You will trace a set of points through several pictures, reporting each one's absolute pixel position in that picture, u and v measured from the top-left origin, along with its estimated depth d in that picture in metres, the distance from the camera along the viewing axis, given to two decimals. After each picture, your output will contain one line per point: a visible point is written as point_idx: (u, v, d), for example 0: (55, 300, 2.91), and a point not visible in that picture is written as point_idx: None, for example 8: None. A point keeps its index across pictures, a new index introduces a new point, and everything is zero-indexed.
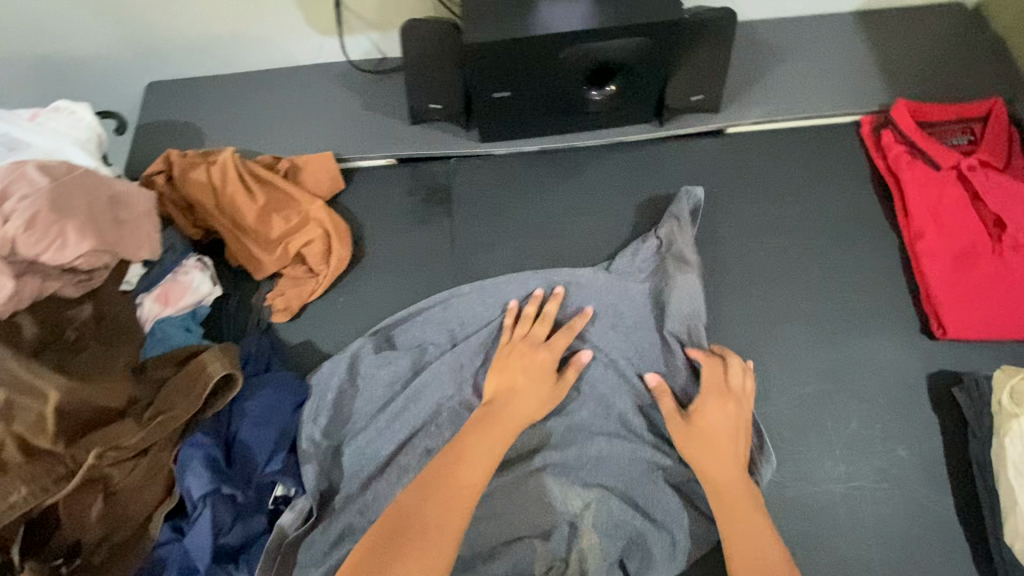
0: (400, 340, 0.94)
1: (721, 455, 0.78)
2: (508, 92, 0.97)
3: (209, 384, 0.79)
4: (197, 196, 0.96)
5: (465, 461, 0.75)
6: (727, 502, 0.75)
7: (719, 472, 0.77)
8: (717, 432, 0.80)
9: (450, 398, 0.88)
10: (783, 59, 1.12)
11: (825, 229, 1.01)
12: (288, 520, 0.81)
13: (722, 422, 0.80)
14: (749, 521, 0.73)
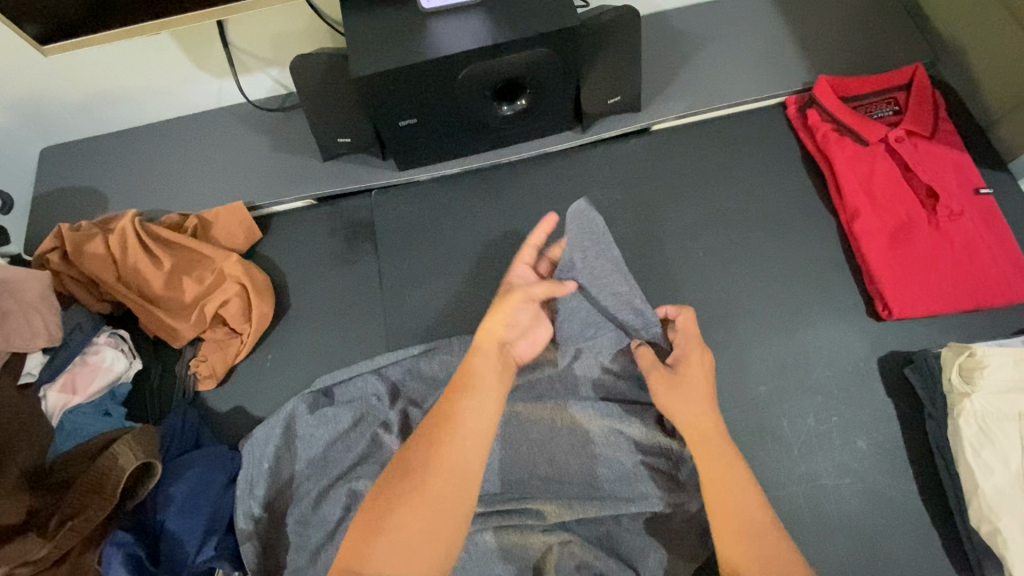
0: (338, 393, 0.87)
1: (691, 399, 0.76)
2: (415, 119, 0.92)
3: (122, 477, 0.73)
4: (97, 270, 0.90)
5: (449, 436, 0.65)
6: (704, 447, 0.73)
7: (693, 413, 0.75)
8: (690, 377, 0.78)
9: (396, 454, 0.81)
10: (700, 47, 1.08)
11: (761, 218, 0.98)
12: None
13: (693, 368, 0.79)
14: (724, 463, 0.71)
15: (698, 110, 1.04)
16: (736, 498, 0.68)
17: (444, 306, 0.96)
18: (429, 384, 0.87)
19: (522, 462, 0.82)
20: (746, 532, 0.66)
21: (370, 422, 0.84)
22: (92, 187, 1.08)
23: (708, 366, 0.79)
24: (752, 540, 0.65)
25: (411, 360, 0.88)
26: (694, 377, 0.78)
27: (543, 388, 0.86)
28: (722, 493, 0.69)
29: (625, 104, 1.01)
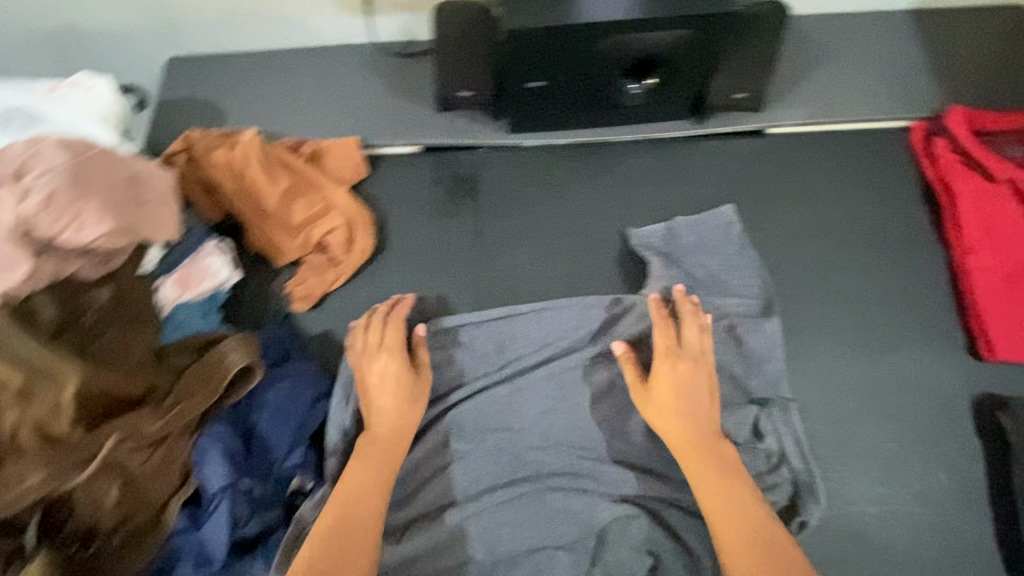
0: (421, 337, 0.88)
1: (686, 415, 0.79)
2: (544, 82, 0.92)
3: (225, 377, 0.76)
4: (219, 178, 0.93)
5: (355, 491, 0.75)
6: (694, 458, 0.77)
7: (686, 433, 0.79)
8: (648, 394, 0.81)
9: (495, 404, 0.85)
10: (828, 58, 1.06)
11: (867, 239, 0.96)
12: (307, 510, 0.78)
13: (676, 373, 0.81)
14: (726, 481, 0.75)
15: (819, 120, 1.02)
16: (731, 515, 0.72)
17: (535, 271, 0.98)
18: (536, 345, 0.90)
19: (597, 433, 0.85)
20: (749, 548, 0.69)
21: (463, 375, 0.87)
22: (210, 98, 1.11)
23: (691, 372, 0.82)
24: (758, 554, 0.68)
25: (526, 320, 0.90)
26: (667, 387, 0.80)
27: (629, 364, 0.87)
28: (722, 507, 0.73)
29: (750, 102, 1.00)
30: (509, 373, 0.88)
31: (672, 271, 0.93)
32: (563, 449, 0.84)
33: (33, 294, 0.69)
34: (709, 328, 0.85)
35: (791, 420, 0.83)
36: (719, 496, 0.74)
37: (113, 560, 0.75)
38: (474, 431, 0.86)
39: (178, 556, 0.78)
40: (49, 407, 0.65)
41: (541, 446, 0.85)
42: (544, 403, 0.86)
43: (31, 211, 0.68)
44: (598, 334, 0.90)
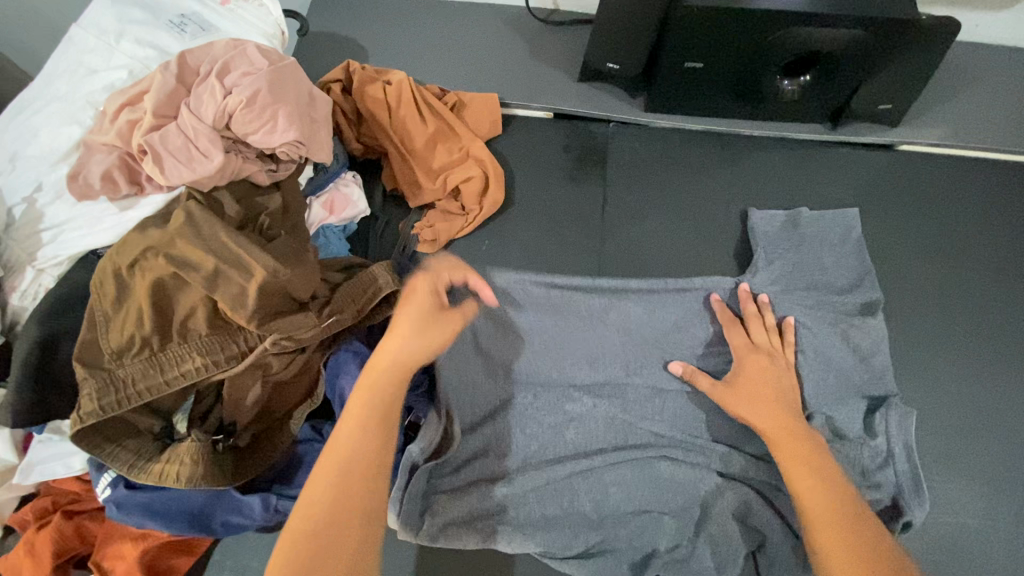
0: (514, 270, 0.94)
1: (760, 403, 0.79)
2: (700, 64, 0.95)
3: (378, 296, 0.77)
4: (371, 112, 0.96)
5: (370, 423, 0.61)
6: (786, 452, 0.73)
7: (765, 419, 0.77)
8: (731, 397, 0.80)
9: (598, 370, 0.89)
10: (965, 85, 1.08)
11: (987, 265, 0.98)
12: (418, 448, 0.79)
13: (757, 376, 0.82)
14: (815, 457, 0.72)
15: (951, 144, 1.04)
16: (822, 489, 0.68)
17: (656, 249, 1.00)
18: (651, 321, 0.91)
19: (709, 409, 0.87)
20: (843, 522, 0.65)
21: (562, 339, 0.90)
22: (353, 36, 1.13)
23: (767, 371, 0.83)
24: (848, 528, 0.65)
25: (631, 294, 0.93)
26: (753, 387, 0.81)
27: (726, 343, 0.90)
28: (808, 481, 0.69)
29: (888, 115, 1.01)
30: (607, 335, 0.91)
31: (785, 259, 0.94)
32: (675, 419, 0.87)
33: (216, 188, 0.72)
34: (790, 327, 0.88)
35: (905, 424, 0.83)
36: (807, 473, 0.70)
37: (245, 456, 0.76)
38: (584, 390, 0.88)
39: (298, 464, 0.80)
40: (234, 292, 0.65)
41: (653, 416, 0.87)
42: (660, 377, 0.89)
43: (232, 107, 0.70)
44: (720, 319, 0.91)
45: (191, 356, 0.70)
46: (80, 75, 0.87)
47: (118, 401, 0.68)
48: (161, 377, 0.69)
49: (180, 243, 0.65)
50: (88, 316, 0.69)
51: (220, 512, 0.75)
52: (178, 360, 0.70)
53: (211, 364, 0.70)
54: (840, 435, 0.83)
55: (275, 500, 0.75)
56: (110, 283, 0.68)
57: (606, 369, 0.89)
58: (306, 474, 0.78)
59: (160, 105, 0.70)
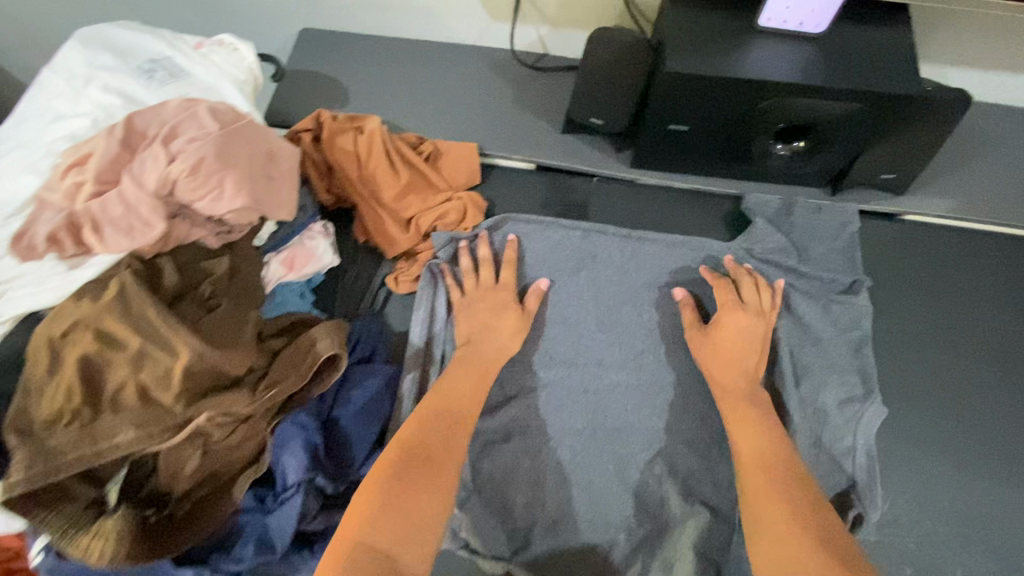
0: (496, 237, 0.98)
1: (722, 355, 0.86)
2: (686, 127, 0.89)
3: (318, 361, 0.75)
4: (341, 162, 0.93)
5: (464, 396, 0.82)
6: (739, 427, 0.81)
7: (724, 375, 0.85)
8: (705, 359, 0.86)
9: (574, 328, 0.94)
10: (982, 151, 1.00)
11: (993, 353, 0.90)
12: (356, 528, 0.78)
13: (727, 341, 0.86)
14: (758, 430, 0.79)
15: (963, 216, 0.96)
16: (756, 451, 0.77)
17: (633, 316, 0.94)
18: (618, 365, 0.92)
19: (685, 402, 0.90)
20: (761, 467, 0.75)
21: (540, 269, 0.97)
22: (336, 76, 1.10)
23: (730, 331, 0.87)
24: (762, 471, 0.74)
25: (609, 235, 0.98)
26: (723, 342, 0.86)
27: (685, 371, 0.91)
28: (747, 435, 0.79)
29: (894, 183, 0.94)
30: (577, 277, 0.96)
31: (777, 235, 0.95)
32: (648, 406, 0.90)
33: (159, 255, 0.70)
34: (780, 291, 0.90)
35: (873, 421, 0.84)
36: (747, 437, 0.79)
37: (180, 529, 0.73)
38: (561, 360, 0.92)
39: (238, 536, 0.77)
40: (161, 374, 0.63)
41: (627, 396, 0.90)
42: (635, 343, 0.93)
43: (176, 175, 0.67)
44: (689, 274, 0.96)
45: (124, 429, 0.68)
46: (46, 120, 0.86)
47: (47, 472, 0.66)
48: (92, 449, 0.67)
49: (107, 319, 0.64)
50: (23, 383, 0.68)
51: None
52: (110, 432, 0.68)
53: (144, 437, 0.68)
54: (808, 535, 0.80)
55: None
56: (42, 354, 0.66)
57: (580, 326, 0.94)
58: (244, 546, 0.75)
59: (103, 170, 0.68)
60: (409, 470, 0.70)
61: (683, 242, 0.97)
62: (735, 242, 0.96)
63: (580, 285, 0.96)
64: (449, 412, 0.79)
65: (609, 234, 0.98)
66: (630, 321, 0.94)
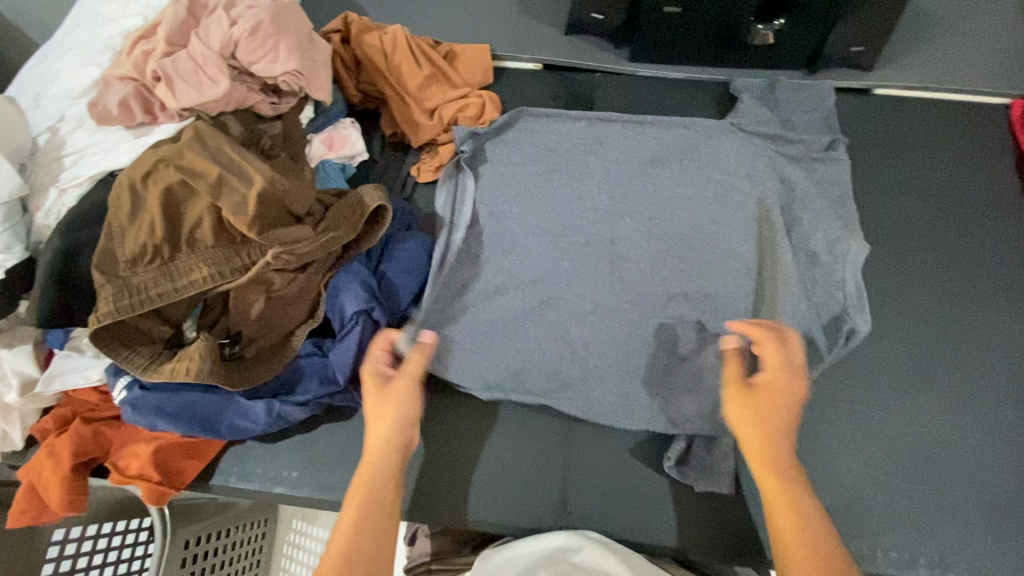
0: (509, 129, 1.05)
1: (766, 431, 0.67)
2: (678, 8, 0.99)
3: (367, 213, 0.83)
4: (369, 58, 1.02)
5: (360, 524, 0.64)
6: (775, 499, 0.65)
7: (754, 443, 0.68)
8: (743, 426, 0.68)
9: (588, 209, 0.97)
10: (941, 32, 1.12)
11: (958, 200, 1.02)
12: None
13: (774, 404, 0.68)
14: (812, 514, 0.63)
15: (926, 86, 1.08)
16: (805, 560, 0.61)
17: (643, 185, 0.98)
18: (638, 232, 0.95)
19: (701, 266, 0.92)
20: None
21: (549, 157, 1.02)
22: None
23: (776, 385, 0.69)
24: None
25: (614, 123, 1.05)
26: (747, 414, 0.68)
27: (705, 240, 0.93)
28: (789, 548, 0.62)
29: (864, 57, 1.06)
30: (585, 161, 1.01)
31: (763, 110, 1.04)
32: (664, 267, 0.92)
33: (223, 113, 0.78)
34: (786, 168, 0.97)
35: (859, 255, 0.93)
36: (802, 529, 0.62)
37: (249, 366, 0.81)
38: (575, 230, 0.96)
39: (300, 376, 0.84)
40: (236, 201, 0.72)
41: (643, 264, 0.93)
42: (645, 212, 0.96)
43: (237, 36, 0.76)
44: (693, 158, 0.99)
45: (199, 266, 0.76)
46: (97, 23, 0.94)
47: (134, 303, 0.74)
48: (172, 284, 0.75)
49: (187, 155, 0.72)
50: (106, 229, 0.75)
51: (227, 417, 0.81)
52: (187, 269, 0.76)
53: (217, 273, 0.76)
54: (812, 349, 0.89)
55: (278, 406, 0.80)
56: (126, 198, 0.74)
57: (592, 203, 0.97)
58: (308, 383, 0.83)
59: (172, 35, 0.77)
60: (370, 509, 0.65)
61: (683, 124, 1.03)
62: (725, 119, 1.03)
63: (591, 168, 1.00)
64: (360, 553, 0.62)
65: (614, 119, 1.05)
66: (640, 198, 0.97)
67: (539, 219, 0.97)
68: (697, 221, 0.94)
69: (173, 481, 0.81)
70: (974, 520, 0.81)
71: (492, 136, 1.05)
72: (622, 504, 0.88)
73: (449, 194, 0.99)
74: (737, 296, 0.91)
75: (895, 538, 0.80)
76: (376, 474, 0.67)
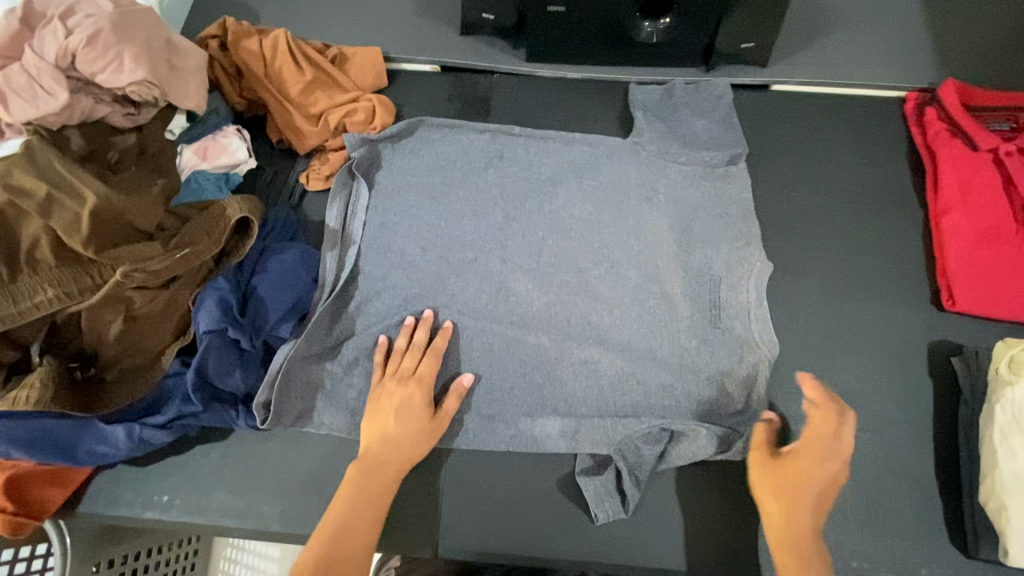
0: (405, 138, 1.03)
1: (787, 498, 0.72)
2: (563, 8, 0.99)
3: (229, 224, 0.80)
4: (248, 64, 0.99)
5: (354, 487, 0.77)
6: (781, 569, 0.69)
7: (785, 516, 0.71)
8: (778, 498, 0.73)
9: (477, 225, 0.97)
10: (838, 28, 1.11)
11: (852, 196, 1.01)
12: (263, 398, 0.82)
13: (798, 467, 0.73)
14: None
15: (821, 81, 1.07)
16: None
17: (543, 207, 0.99)
18: (532, 255, 0.96)
19: (597, 286, 0.94)
20: None
21: (448, 170, 1.01)
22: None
23: (815, 462, 0.73)
24: None
25: (513, 137, 1.04)
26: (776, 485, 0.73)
27: (600, 262, 0.95)
28: None
29: (756, 54, 1.05)
30: (483, 177, 1.01)
31: (656, 124, 1.03)
32: (558, 286, 0.94)
33: (65, 126, 0.76)
34: (669, 178, 1.00)
35: (762, 275, 0.93)
36: None
37: (109, 388, 0.79)
38: (465, 245, 0.96)
39: (168, 397, 0.82)
40: (68, 220, 0.70)
41: (538, 282, 0.94)
42: (536, 229, 0.97)
43: (73, 47, 0.73)
44: (594, 183, 1.00)
45: (42, 287, 0.73)
46: None
47: None
48: (14, 307, 0.71)
49: (16, 174, 0.70)
50: None
51: (85, 443, 0.78)
52: (29, 291, 0.72)
53: (63, 294, 0.73)
54: (708, 360, 0.89)
55: (138, 430, 0.78)
56: None
57: (486, 218, 0.98)
58: (171, 404, 0.81)
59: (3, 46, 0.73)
60: (368, 486, 0.77)
61: (585, 141, 1.03)
62: (628, 139, 1.04)
63: (487, 185, 1.00)
64: (351, 504, 0.75)
65: (516, 134, 1.04)
66: (532, 215, 0.98)
67: (430, 238, 0.96)
68: (590, 235, 0.97)
69: (33, 510, 0.79)
70: (852, 515, 0.82)
71: (388, 143, 1.02)
72: (510, 515, 0.84)
73: (338, 206, 0.96)
74: (624, 308, 0.92)
75: (758, 543, 0.82)
76: (392, 454, 0.80)
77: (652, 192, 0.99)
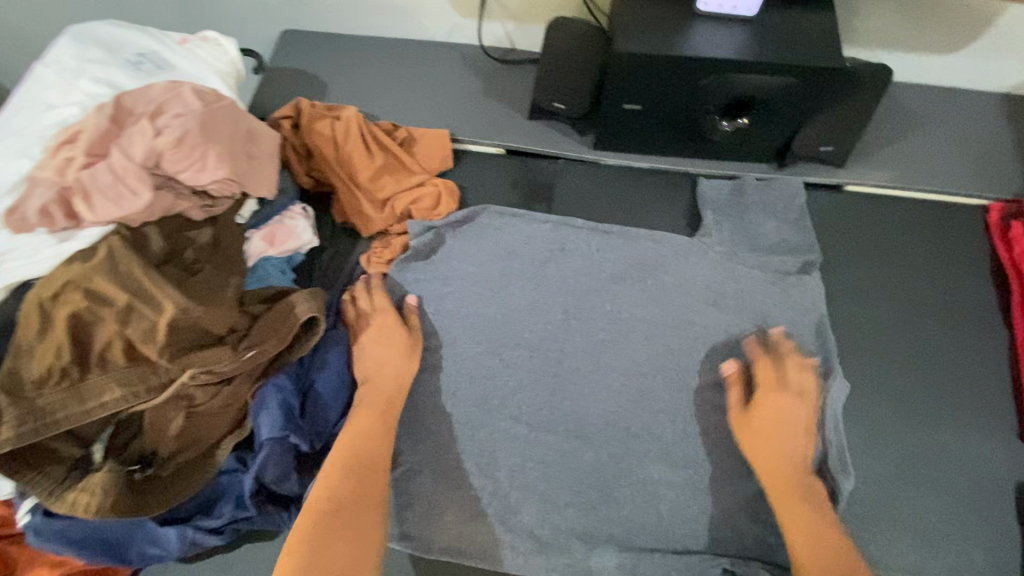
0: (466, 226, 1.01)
1: (774, 437, 0.82)
2: (639, 106, 0.97)
3: (298, 325, 0.78)
4: (320, 146, 0.98)
5: (354, 443, 0.79)
6: (786, 507, 0.78)
7: (778, 450, 0.82)
8: (772, 448, 0.82)
9: (538, 323, 0.95)
10: (917, 129, 1.07)
11: (931, 311, 0.97)
12: None
13: (776, 415, 0.83)
14: (810, 511, 0.77)
15: (901, 185, 1.03)
16: (820, 541, 0.74)
17: (605, 311, 0.96)
18: (595, 357, 0.93)
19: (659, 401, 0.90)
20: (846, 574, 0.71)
21: (508, 261, 0.99)
22: (313, 72, 1.16)
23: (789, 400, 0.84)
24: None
25: (576, 229, 1.01)
26: (770, 428, 0.83)
27: (667, 369, 0.92)
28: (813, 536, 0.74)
29: (835, 155, 1.02)
30: (544, 271, 0.98)
31: (727, 223, 1.00)
32: (619, 396, 0.90)
33: (145, 223, 0.75)
34: (740, 281, 0.96)
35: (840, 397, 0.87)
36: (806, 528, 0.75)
37: (165, 488, 0.76)
38: (526, 343, 0.94)
39: (221, 496, 0.80)
40: (146, 328, 0.71)
41: (597, 394, 0.90)
42: (599, 330, 0.94)
43: (162, 147, 0.73)
44: (656, 296, 0.96)
45: (110, 388, 0.71)
46: (37, 109, 0.88)
47: (36, 430, 0.68)
48: (81, 407, 0.70)
49: (98, 277, 0.70)
50: (12, 346, 0.71)
51: (137, 544, 0.76)
52: (98, 391, 0.71)
53: (130, 395, 0.71)
54: None
55: (190, 534, 0.76)
56: (34, 315, 0.70)
57: (548, 315, 0.95)
58: (224, 505, 0.79)
59: (93, 144, 0.74)
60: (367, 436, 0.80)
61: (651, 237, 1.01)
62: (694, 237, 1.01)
63: (548, 280, 0.98)
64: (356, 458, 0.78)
65: (579, 226, 1.02)
66: (595, 315, 0.95)
67: (488, 336, 0.94)
68: (655, 339, 0.94)
69: None
70: None
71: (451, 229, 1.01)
72: None
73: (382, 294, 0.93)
74: (691, 422, 0.88)
75: None
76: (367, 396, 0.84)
77: (721, 295, 0.96)
